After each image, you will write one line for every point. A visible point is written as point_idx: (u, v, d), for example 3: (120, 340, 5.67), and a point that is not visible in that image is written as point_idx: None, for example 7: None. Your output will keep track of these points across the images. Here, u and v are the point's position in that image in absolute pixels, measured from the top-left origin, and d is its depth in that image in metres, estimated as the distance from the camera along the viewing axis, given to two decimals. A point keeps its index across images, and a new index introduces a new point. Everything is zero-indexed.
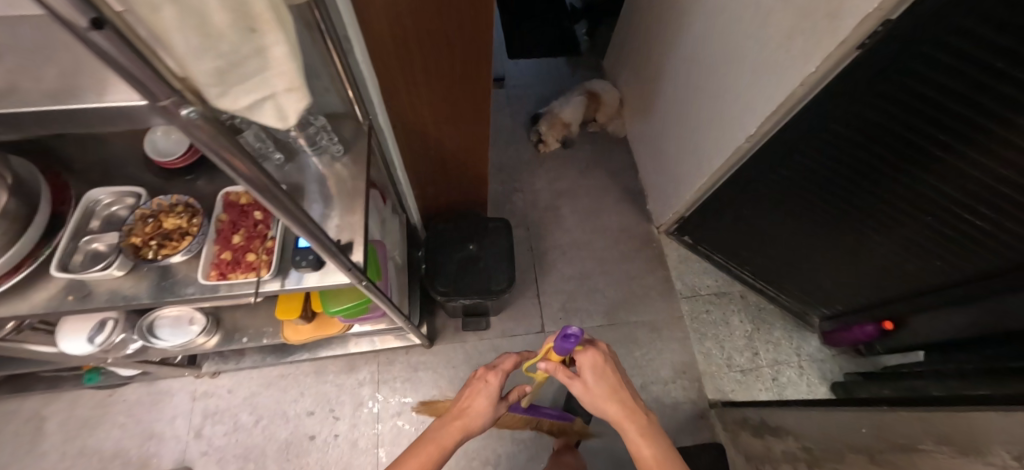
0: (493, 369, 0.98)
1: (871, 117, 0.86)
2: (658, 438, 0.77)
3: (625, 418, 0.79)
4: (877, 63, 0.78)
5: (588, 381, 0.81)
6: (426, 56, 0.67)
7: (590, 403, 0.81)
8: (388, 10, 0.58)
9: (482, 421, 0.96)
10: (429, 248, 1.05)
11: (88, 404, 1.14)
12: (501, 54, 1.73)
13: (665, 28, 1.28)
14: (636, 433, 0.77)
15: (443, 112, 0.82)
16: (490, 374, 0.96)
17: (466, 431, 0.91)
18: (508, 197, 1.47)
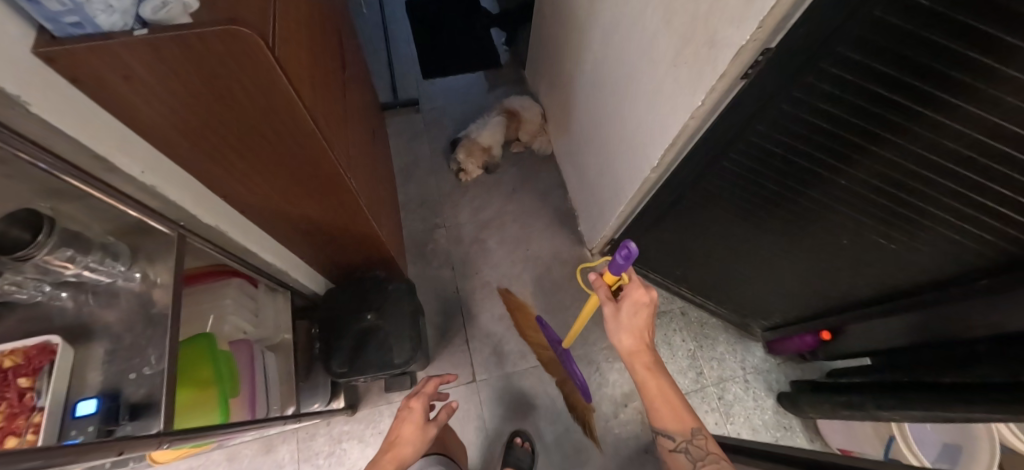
0: (414, 394, 0.98)
1: (767, 144, 0.80)
2: (664, 377, 0.85)
3: (638, 353, 0.87)
4: (763, 92, 0.70)
5: (620, 310, 0.89)
6: (232, 135, 0.59)
7: (614, 328, 0.90)
8: (153, 96, 0.49)
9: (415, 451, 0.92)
10: (324, 324, 0.96)
11: None
12: (413, 73, 1.60)
13: (572, 42, 1.18)
14: (645, 369, 0.86)
15: (289, 186, 0.73)
16: (411, 400, 0.95)
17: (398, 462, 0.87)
18: (430, 235, 1.37)
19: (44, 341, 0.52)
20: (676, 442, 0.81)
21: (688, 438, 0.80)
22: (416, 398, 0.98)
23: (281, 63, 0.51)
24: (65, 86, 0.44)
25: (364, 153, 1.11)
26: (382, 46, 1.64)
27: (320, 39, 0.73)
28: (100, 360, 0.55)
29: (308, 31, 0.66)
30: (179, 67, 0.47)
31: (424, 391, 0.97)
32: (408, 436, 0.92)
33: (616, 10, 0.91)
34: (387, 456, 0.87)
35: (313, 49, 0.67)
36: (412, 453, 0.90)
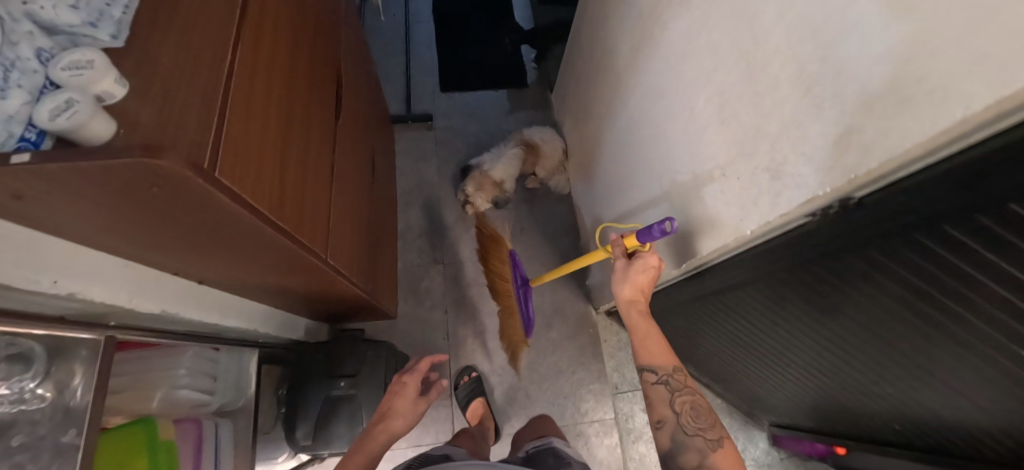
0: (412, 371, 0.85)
1: (813, 286, 0.66)
2: (655, 322, 0.80)
3: (635, 303, 0.81)
4: (819, 243, 0.57)
5: (630, 266, 0.82)
6: (172, 237, 0.49)
7: (616, 278, 0.84)
8: (58, 211, 0.39)
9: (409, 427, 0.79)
10: (293, 384, 0.88)
11: None
12: (430, 84, 1.47)
13: (609, 87, 1.04)
14: (639, 316, 0.81)
15: (252, 268, 0.64)
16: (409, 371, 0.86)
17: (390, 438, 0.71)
18: (425, 271, 1.27)
19: None
20: (657, 374, 0.74)
21: (669, 373, 0.73)
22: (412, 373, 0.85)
23: (230, 187, 0.41)
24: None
25: (364, 189, 1.01)
26: (399, 49, 1.50)
27: (296, 101, 0.62)
28: None
29: (278, 103, 0.56)
30: (88, 192, 0.37)
31: (421, 367, 0.86)
32: (400, 411, 0.77)
33: (664, 81, 0.78)
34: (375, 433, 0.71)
35: (285, 123, 0.57)
36: (404, 428, 0.76)
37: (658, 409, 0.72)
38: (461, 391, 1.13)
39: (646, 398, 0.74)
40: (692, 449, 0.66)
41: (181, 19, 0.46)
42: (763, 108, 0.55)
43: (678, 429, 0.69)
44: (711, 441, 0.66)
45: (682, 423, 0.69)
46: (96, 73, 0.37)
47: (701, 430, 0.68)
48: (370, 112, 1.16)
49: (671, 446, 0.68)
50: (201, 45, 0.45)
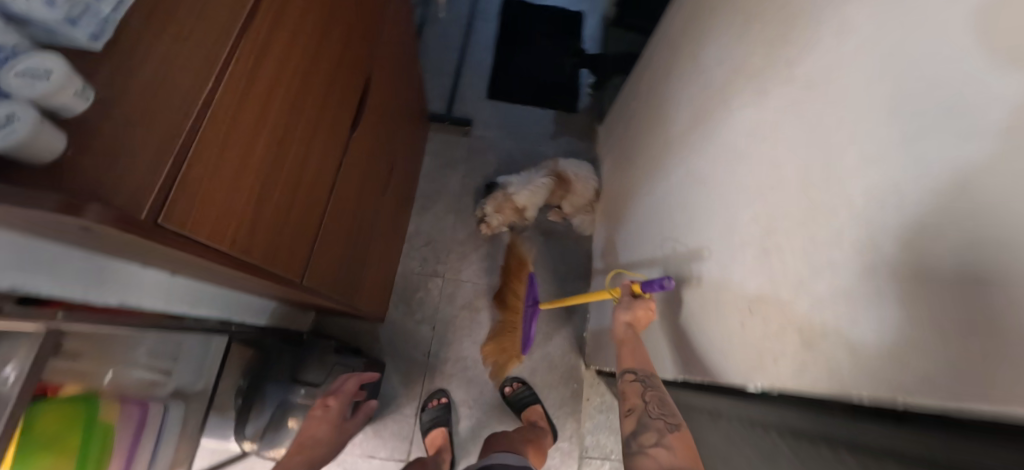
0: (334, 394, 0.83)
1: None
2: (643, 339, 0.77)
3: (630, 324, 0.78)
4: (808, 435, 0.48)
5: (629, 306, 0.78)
6: (128, 254, 0.45)
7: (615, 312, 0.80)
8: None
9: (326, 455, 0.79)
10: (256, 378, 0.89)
11: None
12: (480, 87, 1.41)
13: (656, 147, 0.95)
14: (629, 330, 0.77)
15: (225, 279, 0.61)
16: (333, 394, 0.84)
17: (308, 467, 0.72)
18: (424, 281, 1.23)
19: None
20: (637, 372, 0.71)
21: (649, 373, 0.70)
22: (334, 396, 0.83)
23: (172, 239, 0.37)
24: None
25: (377, 194, 0.97)
26: (456, 46, 1.45)
27: (308, 116, 0.56)
28: None
29: (279, 124, 0.49)
30: (16, 225, 0.33)
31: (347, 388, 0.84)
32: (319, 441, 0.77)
33: (714, 172, 0.69)
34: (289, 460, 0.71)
35: (284, 146, 0.51)
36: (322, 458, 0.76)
37: (631, 396, 0.69)
38: (424, 417, 1.11)
39: (621, 394, 0.71)
40: (651, 429, 0.62)
41: (182, 22, 0.40)
42: (813, 258, 0.46)
43: (644, 414, 0.64)
44: (671, 425, 0.61)
45: (649, 409, 0.65)
46: (55, 85, 0.32)
47: (665, 415, 0.63)
48: (405, 112, 1.11)
49: (633, 430, 0.64)
50: (187, 63, 0.39)
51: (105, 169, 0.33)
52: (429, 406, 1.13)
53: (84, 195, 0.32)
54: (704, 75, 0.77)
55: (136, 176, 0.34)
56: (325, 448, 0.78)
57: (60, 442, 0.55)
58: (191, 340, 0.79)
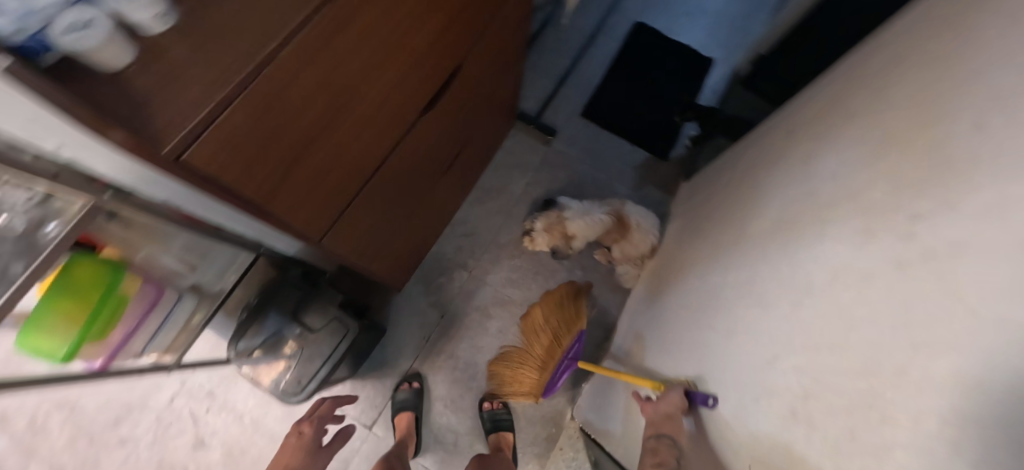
0: (306, 419, 0.92)
1: None
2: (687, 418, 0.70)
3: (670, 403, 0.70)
4: None
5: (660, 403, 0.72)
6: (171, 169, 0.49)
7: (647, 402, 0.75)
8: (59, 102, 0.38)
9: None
10: (261, 298, 0.94)
11: None
12: (572, 104, 1.39)
13: (728, 233, 0.86)
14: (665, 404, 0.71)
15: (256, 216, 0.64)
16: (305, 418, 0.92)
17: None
18: (451, 269, 1.24)
19: None
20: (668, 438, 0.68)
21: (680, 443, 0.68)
22: (307, 422, 0.92)
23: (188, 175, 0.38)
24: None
25: (434, 176, 0.97)
26: (570, 56, 1.43)
27: (375, 92, 0.56)
28: None
29: (339, 96, 0.50)
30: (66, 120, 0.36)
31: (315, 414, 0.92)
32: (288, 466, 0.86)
33: (777, 293, 0.60)
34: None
35: (338, 117, 0.51)
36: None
37: (663, 452, 0.66)
38: (393, 398, 1.12)
39: (648, 450, 0.68)
40: None
41: None
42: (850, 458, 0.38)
43: None
44: None
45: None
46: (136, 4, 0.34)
47: None
48: (490, 109, 1.10)
49: None
50: (263, 16, 0.39)
51: (150, 96, 0.35)
52: (399, 389, 1.13)
53: (121, 118, 0.34)
54: (812, 183, 0.66)
55: (171, 113, 0.35)
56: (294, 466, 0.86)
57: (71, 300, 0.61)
58: (221, 251, 0.86)
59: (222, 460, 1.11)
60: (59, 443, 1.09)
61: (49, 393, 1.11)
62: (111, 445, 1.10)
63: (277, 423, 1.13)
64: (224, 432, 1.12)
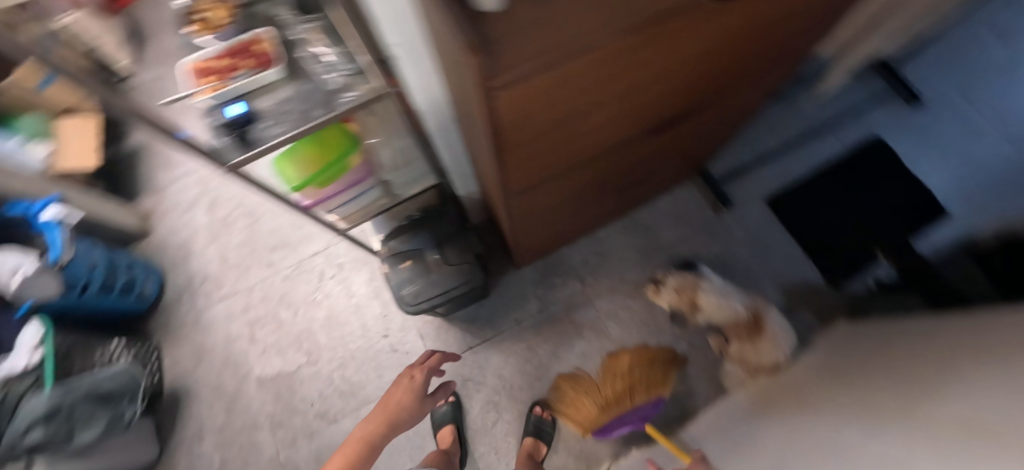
0: (419, 367, 1.02)
1: None
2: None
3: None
4: None
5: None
6: (457, 91, 0.58)
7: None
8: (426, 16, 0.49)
9: (409, 417, 0.98)
10: (423, 218, 1.06)
11: None
12: (760, 186, 1.32)
13: (882, 392, 0.75)
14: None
15: (475, 153, 0.73)
16: (416, 367, 1.02)
17: (388, 430, 0.94)
18: (568, 275, 1.28)
19: (273, 61, 0.68)
20: None
21: None
22: (419, 369, 1.02)
23: (491, 112, 0.46)
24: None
25: (607, 190, 1.00)
26: (781, 140, 1.35)
27: (629, 100, 0.60)
28: (281, 95, 0.69)
29: (609, 91, 0.55)
30: (437, 33, 0.45)
31: (427, 365, 1.02)
32: (402, 404, 0.97)
33: None
34: (377, 423, 0.94)
35: (596, 108, 0.57)
36: (405, 418, 0.96)
37: None
38: (434, 412, 1.16)
39: None
40: None
41: None
42: None
43: None
44: None
45: None
46: None
47: None
48: (687, 154, 1.10)
49: None
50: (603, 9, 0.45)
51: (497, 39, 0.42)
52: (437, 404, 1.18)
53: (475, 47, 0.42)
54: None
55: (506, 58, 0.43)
56: (405, 407, 0.97)
57: (314, 142, 0.80)
58: (416, 166, 0.99)
59: (322, 320, 1.30)
60: (235, 241, 1.39)
61: (247, 203, 1.42)
62: (262, 262, 1.36)
63: (371, 318, 1.29)
64: (335, 300, 1.31)
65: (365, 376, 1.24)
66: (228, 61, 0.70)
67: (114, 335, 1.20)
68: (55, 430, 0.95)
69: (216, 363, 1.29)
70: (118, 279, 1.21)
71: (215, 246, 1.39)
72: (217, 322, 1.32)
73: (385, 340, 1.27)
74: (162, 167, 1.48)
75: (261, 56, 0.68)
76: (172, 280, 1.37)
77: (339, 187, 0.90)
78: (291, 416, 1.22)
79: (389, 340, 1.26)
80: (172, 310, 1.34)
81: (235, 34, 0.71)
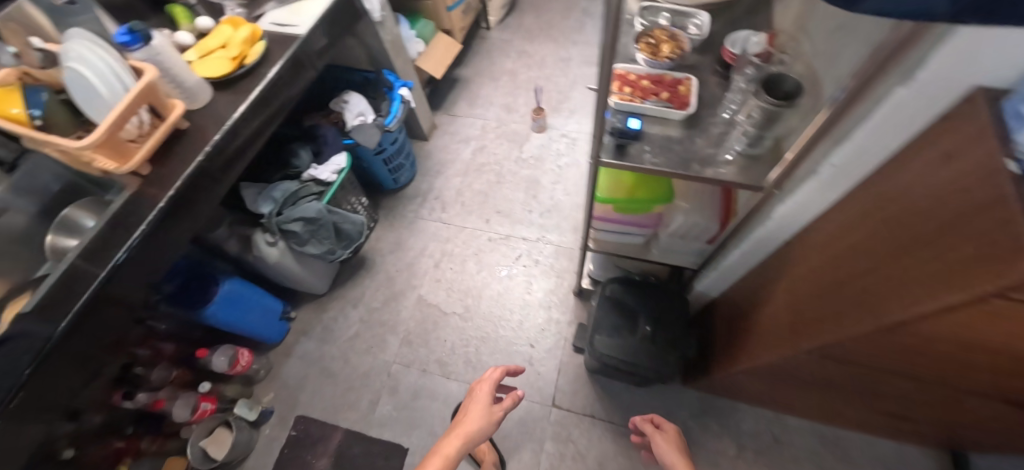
0: (483, 381, 1.04)
1: None
2: None
3: None
4: None
5: None
6: (870, 248, 0.54)
7: None
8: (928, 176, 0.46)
9: (484, 429, 0.98)
10: (654, 288, 1.03)
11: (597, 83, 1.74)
12: None
13: None
14: None
15: (800, 294, 0.68)
16: (480, 384, 1.04)
17: (466, 443, 0.94)
18: (729, 430, 1.14)
19: (688, 107, 0.72)
20: None
21: None
22: (482, 385, 1.04)
23: (959, 307, 0.41)
24: (956, 102, 0.45)
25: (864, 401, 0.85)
26: None
27: None
28: (672, 134, 0.74)
29: None
30: (950, 214, 0.42)
31: (490, 381, 1.03)
32: (475, 418, 0.99)
33: None
34: (453, 439, 0.95)
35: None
36: (482, 431, 0.97)
37: None
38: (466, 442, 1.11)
39: None
40: None
41: None
42: None
43: None
44: None
45: None
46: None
47: None
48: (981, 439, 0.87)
49: None
50: None
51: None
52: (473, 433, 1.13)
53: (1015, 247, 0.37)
54: None
55: None
56: (479, 422, 0.98)
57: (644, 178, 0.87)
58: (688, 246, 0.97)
59: (493, 293, 1.37)
60: (476, 186, 1.56)
61: (504, 167, 1.59)
62: (483, 216, 1.50)
63: (530, 322, 1.32)
64: (514, 285, 1.37)
65: (493, 363, 1.28)
66: (646, 83, 0.75)
67: (362, 192, 1.41)
68: (306, 230, 1.18)
69: (402, 261, 1.45)
70: (396, 159, 1.44)
71: (461, 179, 1.59)
72: (423, 233, 1.49)
73: (527, 348, 1.29)
74: (467, 102, 1.75)
75: (679, 97, 0.74)
76: (418, 182, 1.60)
77: (624, 220, 0.93)
78: (421, 345, 1.32)
79: (532, 351, 1.28)
80: (403, 203, 1.56)
81: (668, 67, 0.77)
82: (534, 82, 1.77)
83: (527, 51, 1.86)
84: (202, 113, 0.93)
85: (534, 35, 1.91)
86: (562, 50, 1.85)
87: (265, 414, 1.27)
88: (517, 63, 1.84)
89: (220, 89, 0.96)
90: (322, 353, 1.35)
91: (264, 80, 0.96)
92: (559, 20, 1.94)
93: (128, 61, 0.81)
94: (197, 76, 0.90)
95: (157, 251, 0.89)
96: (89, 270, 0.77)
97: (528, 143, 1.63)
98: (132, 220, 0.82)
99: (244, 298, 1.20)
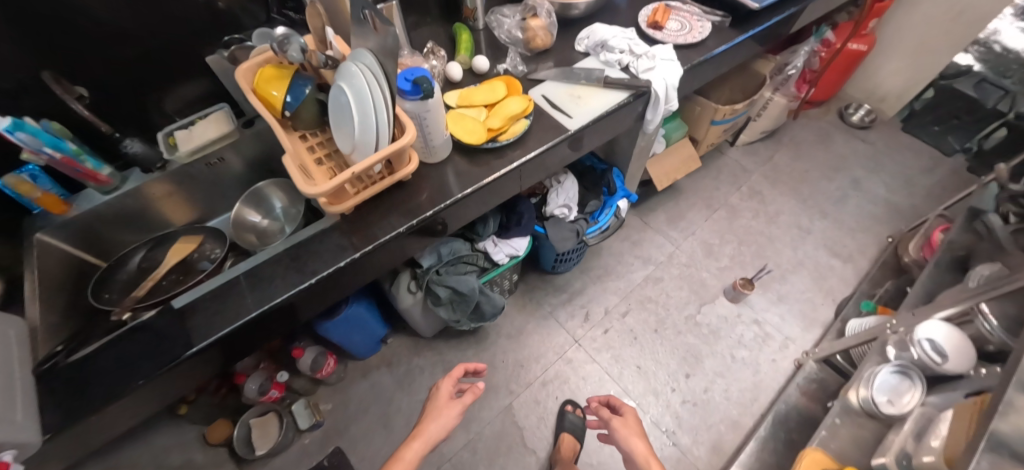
0: (445, 380, 0.95)
1: None
2: None
3: None
4: None
5: None
6: None
7: None
8: None
9: (439, 429, 0.87)
10: None
11: (833, 283, 1.36)
12: None
13: None
14: None
15: None
16: (443, 382, 0.95)
17: (428, 446, 0.83)
18: None
19: None
20: None
21: None
22: (444, 384, 0.95)
23: None
24: None
25: None
26: None
27: None
28: None
29: None
30: None
31: (447, 381, 0.94)
32: (439, 415, 0.89)
33: None
34: (413, 443, 0.84)
35: None
36: (439, 432, 0.86)
37: None
38: None
39: None
40: None
41: None
42: None
43: None
44: None
45: None
46: None
47: None
48: None
49: None
50: None
51: None
52: None
53: None
54: None
55: None
56: (439, 422, 0.87)
57: None
58: None
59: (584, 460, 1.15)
60: (628, 319, 1.34)
61: (669, 318, 1.33)
62: (619, 360, 1.27)
63: None
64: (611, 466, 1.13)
65: None
66: None
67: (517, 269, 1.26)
68: (449, 298, 1.06)
69: (514, 355, 1.30)
70: (569, 255, 1.26)
71: (617, 300, 1.37)
72: (549, 338, 1.32)
73: None
74: (668, 219, 1.51)
75: None
76: (572, 277, 1.42)
77: None
78: (483, 461, 1.15)
79: None
80: (547, 291, 1.40)
81: None
82: (754, 238, 1.46)
83: (764, 196, 1.54)
84: (430, 169, 0.82)
85: (782, 182, 1.57)
86: (808, 217, 1.49)
87: (315, 426, 1.20)
88: (744, 202, 1.53)
89: (459, 151, 0.84)
90: (392, 399, 1.26)
91: (504, 168, 0.81)
92: (818, 177, 1.58)
93: (396, 108, 0.69)
94: (446, 136, 0.78)
95: (315, 300, 0.77)
96: (243, 292, 0.69)
97: (711, 305, 1.35)
98: (307, 260, 0.73)
99: (360, 321, 1.13)
